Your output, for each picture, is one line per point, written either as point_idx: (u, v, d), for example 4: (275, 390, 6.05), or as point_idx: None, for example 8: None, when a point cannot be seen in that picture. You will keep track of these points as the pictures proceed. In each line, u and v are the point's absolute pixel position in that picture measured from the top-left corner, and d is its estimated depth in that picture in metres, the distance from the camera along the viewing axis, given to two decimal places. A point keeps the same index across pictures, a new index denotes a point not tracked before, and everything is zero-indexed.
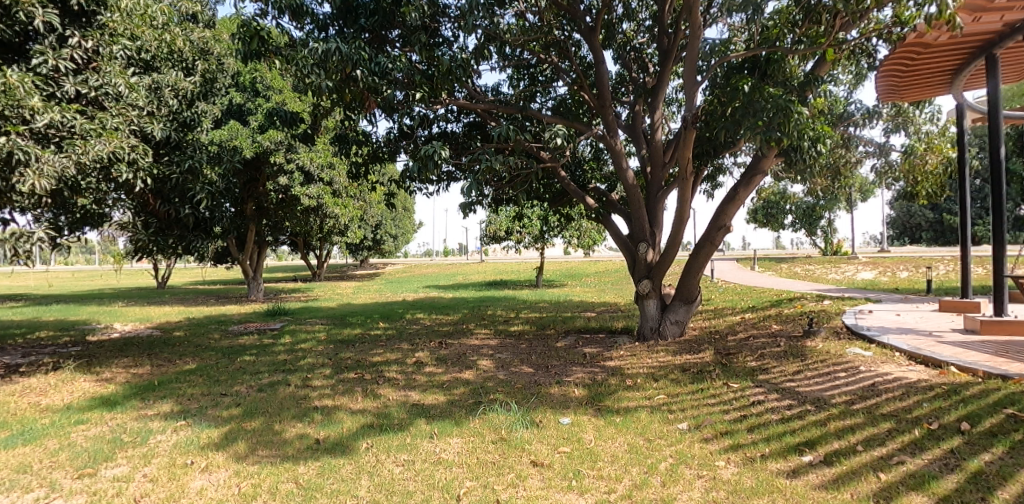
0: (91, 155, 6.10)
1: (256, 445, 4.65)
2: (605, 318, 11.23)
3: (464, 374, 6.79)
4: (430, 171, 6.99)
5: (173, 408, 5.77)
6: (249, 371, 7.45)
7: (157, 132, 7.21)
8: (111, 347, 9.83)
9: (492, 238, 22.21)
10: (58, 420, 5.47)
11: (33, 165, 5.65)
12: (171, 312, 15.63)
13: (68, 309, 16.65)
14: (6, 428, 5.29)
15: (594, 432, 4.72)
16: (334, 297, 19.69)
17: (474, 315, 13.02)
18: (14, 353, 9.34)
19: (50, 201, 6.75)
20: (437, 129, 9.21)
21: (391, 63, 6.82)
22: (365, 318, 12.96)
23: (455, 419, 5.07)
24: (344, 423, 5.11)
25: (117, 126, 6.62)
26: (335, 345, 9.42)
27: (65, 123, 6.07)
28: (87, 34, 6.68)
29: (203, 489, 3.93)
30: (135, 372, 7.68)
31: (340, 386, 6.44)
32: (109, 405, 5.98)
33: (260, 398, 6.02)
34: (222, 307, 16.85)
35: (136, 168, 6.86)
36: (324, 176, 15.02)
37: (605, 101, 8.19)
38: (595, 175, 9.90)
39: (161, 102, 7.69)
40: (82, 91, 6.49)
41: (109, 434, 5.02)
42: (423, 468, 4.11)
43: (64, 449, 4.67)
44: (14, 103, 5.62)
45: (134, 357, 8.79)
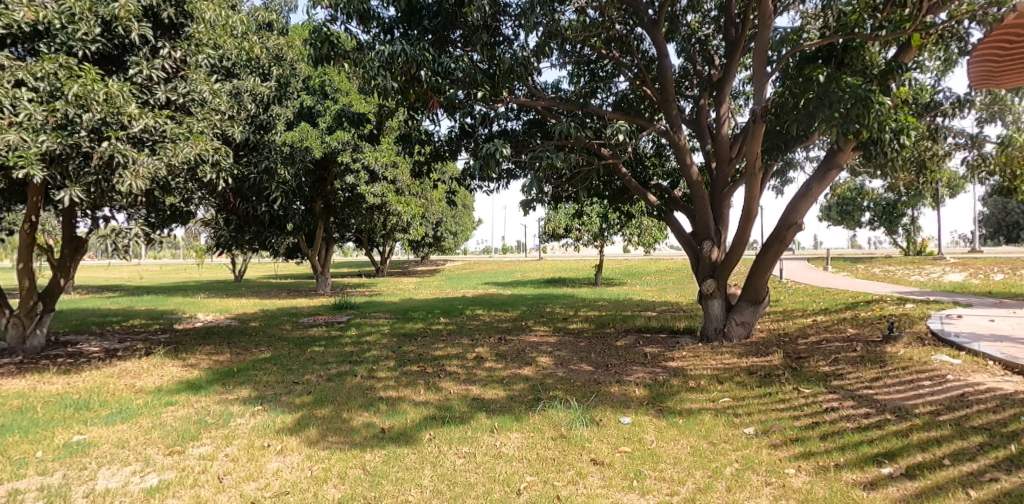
0: (179, 158, 6.54)
1: (327, 431, 4.87)
2: (667, 317, 10.98)
3: (524, 370, 6.84)
4: (491, 168, 7.07)
5: (251, 394, 6.12)
6: (319, 361, 7.80)
7: (237, 134, 7.62)
8: (195, 336, 10.54)
9: (550, 235, 22.18)
10: (150, 401, 5.90)
11: (131, 167, 6.10)
12: (247, 304, 16.57)
13: (157, 299, 17.95)
14: (106, 407, 5.77)
15: (656, 433, 4.64)
16: (397, 292, 20.31)
17: (532, 312, 13.09)
18: (112, 339, 10.20)
19: (144, 200, 7.26)
20: (498, 128, 9.27)
21: (454, 63, 6.95)
22: (427, 313, 13.29)
23: (515, 415, 5.11)
24: (408, 413, 5.25)
25: (203, 130, 7.08)
26: (399, 338, 9.72)
27: (158, 128, 6.54)
28: (176, 46, 7.25)
29: (279, 470, 4.15)
30: (217, 359, 8.20)
31: (403, 378, 6.63)
32: (194, 388, 6.41)
33: (329, 387, 6.28)
34: (293, 300, 17.66)
35: (219, 169, 7.29)
36: (388, 174, 15.47)
37: (669, 95, 7.97)
38: (658, 172, 9.72)
39: (241, 106, 8.09)
40: (172, 98, 7.01)
41: (195, 416, 5.39)
42: (484, 461, 4.17)
43: (156, 428, 5.05)
44: (115, 110, 6.10)
45: (216, 345, 9.38)
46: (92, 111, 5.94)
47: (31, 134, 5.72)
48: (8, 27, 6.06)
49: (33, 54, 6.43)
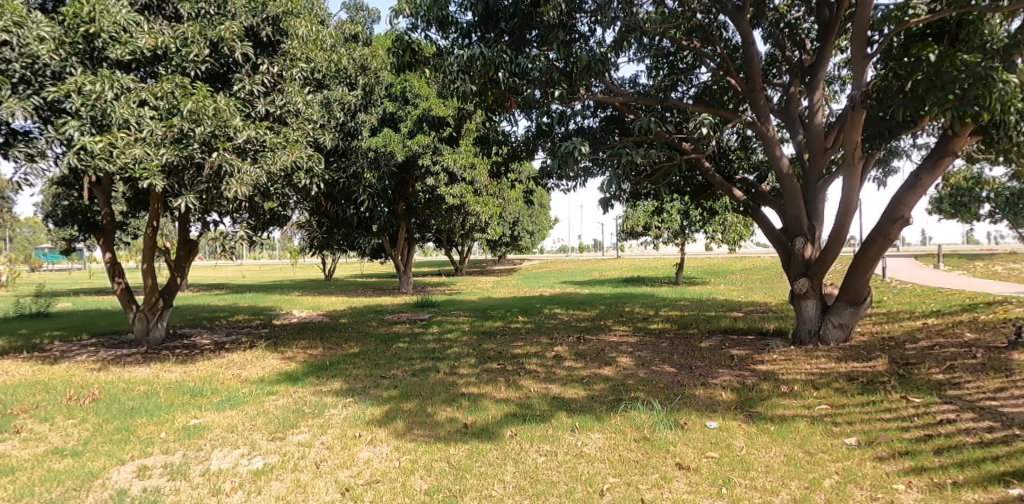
0: (278, 166, 6.99)
1: (413, 424, 5.04)
2: (754, 318, 10.48)
3: (604, 370, 6.75)
4: (570, 167, 7.03)
5: (342, 386, 6.45)
6: (404, 357, 8.09)
7: (327, 142, 8.06)
8: (291, 330, 11.26)
9: (629, 233, 21.75)
10: (253, 390, 6.37)
11: (236, 176, 6.61)
12: (337, 301, 17.48)
13: (258, 297, 19.33)
14: (217, 394, 6.28)
15: (745, 439, 4.44)
16: (476, 291, 20.70)
17: (611, 311, 12.92)
18: (220, 332, 11.10)
19: (247, 206, 7.84)
20: (575, 126, 9.22)
21: (531, 62, 6.96)
22: (506, 311, 13.45)
23: (596, 415, 5.06)
24: (489, 410, 5.33)
25: (298, 139, 7.54)
26: (479, 336, 9.91)
27: (259, 138, 7.01)
28: (274, 62, 7.79)
29: (370, 459, 4.35)
30: (311, 353, 8.72)
31: (484, 375, 6.74)
32: (292, 380, 6.85)
33: (414, 382, 6.50)
34: (378, 298, 18.45)
35: (312, 175, 7.74)
36: (466, 175, 15.77)
37: (756, 84, 7.60)
38: (743, 165, 9.29)
39: (331, 115, 8.55)
40: (270, 110, 7.52)
41: (293, 405, 5.75)
42: (566, 460, 4.16)
43: (260, 415, 5.44)
44: (222, 123, 6.61)
45: (310, 340, 9.97)
46: (203, 125, 6.47)
47: (152, 148, 6.32)
48: (133, 53, 6.74)
49: (153, 76, 7.11)
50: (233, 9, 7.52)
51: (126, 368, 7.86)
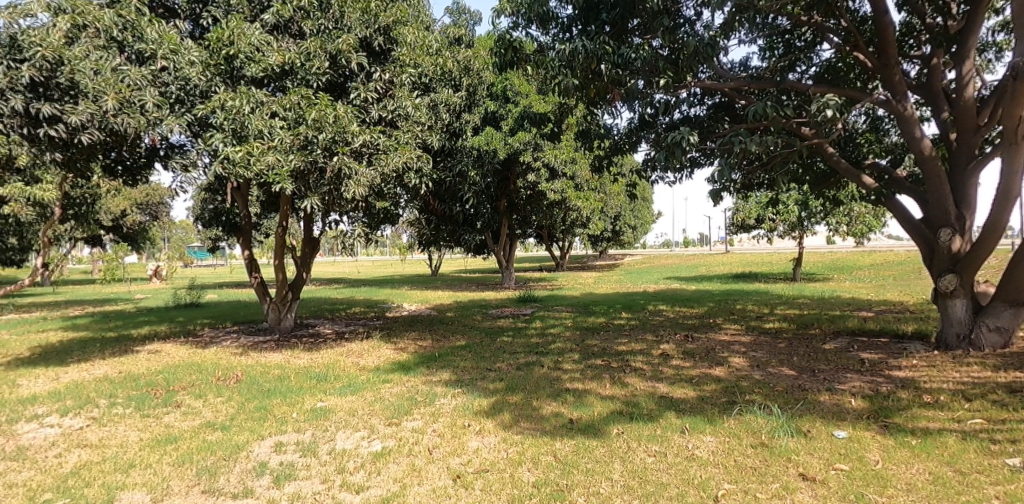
0: (391, 167, 7.39)
1: (519, 417, 5.13)
2: (888, 318, 9.51)
3: (715, 370, 6.45)
4: (676, 159, 6.76)
5: (451, 377, 6.69)
6: (509, 351, 8.24)
7: (435, 142, 8.36)
8: (402, 323, 11.86)
9: (739, 227, 20.58)
10: (371, 378, 6.79)
11: (354, 178, 7.09)
12: (443, 296, 18.17)
13: (372, 290, 20.59)
14: (339, 380, 6.77)
15: (880, 452, 4.04)
16: (578, 286, 20.62)
17: (721, 309, 12.32)
18: (340, 323, 11.95)
19: (363, 206, 8.36)
20: (680, 115, 8.85)
21: (635, 52, 6.76)
22: (609, 307, 13.27)
23: (708, 417, 4.85)
24: (595, 406, 5.28)
25: (408, 141, 7.89)
26: (582, 332, 9.87)
27: (374, 142, 7.45)
28: (385, 69, 8.25)
29: (479, 449, 4.48)
30: (421, 344, 9.14)
31: (588, 371, 6.69)
32: (405, 369, 7.20)
33: (519, 376, 6.60)
34: (482, 293, 18.94)
35: (422, 175, 8.07)
36: (567, 171, 15.71)
37: (890, 59, 6.87)
38: (874, 149, 8.45)
39: (437, 117, 8.79)
40: (383, 115, 7.97)
41: (407, 393, 6.05)
42: (676, 462, 4.02)
43: (377, 401, 5.79)
44: (341, 129, 7.11)
45: (420, 332, 10.45)
46: (325, 132, 7.00)
47: (282, 154, 6.92)
48: (265, 70, 7.43)
49: (281, 90, 7.79)
50: (349, 22, 8.04)
51: (262, 354, 8.69)
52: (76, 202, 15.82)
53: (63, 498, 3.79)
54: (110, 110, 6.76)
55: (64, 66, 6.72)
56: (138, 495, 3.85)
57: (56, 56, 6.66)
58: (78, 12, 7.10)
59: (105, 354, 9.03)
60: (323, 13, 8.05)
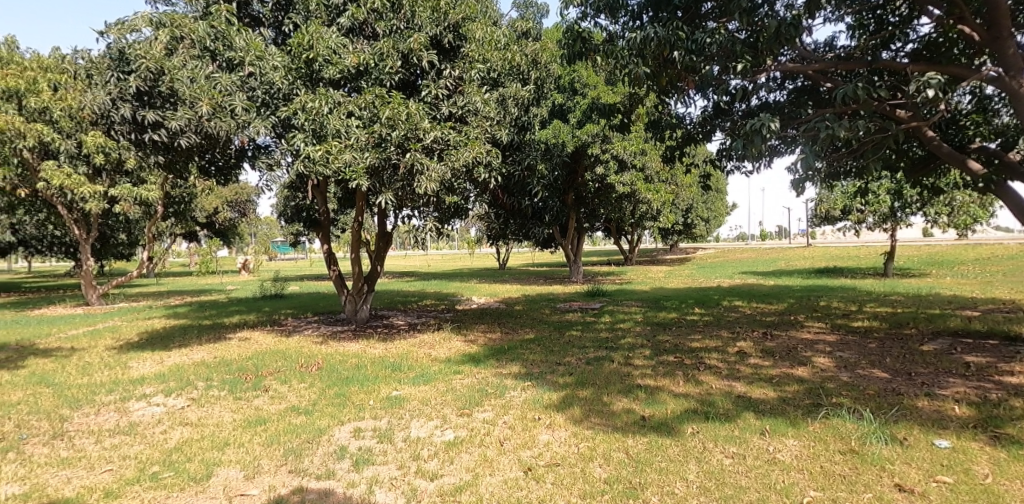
0: (461, 162, 7.49)
1: (589, 412, 5.09)
2: (996, 318, 8.69)
3: (797, 370, 6.13)
4: (755, 147, 6.44)
5: (521, 370, 6.73)
6: (578, 345, 8.19)
7: (504, 137, 8.38)
8: (472, 315, 12.06)
9: (823, 219, 19.43)
10: (442, 369, 6.95)
11: (426, 173, 7.25)
12: (511, 289, 18.30)
13: (442, 283, 21.06)
14: (412, 370, 6.97)
15: (989, 465, 3.71)
16: (648, 280, 20.17)
17: (803, 305, 11.69)
18: (412, 315, 12.30)
19: (434, 201, 8.53)
20: (759, 102, 8.43)
21: (710, 37, 6.48)
22: (681, 302, 12.90)
23: (790, 419, 4.61)
24: (668, 404, 5.15)
25: (477, 136, 7.96)
26: (653, 327, 9.66)
27: (444, 138, 7.58)
28: (455, 65, 8.38)
29: (550, 443, 4.48)
30: (490, 337, 9.25)
31: (660, 367, 6.53)
32: (474, 361, 7.32)
33: (589, 371, 6.54)
34: (550, 287, 18.92)
35: (491, 169, 8.12)
36: (637, 162, 15.37)
37: (1001, 30, 6.23)
38: (981, 131, 7.71)
39: (506, 112, 8.74)
40: (453, 111, 8.10)
41: (477, 385, 6.15)
42: (756, 465, 3.86)
43: (449, 392, 5.91)
44: (413, 126, 7.29)
45: (489, 325, 10.58)
46: (398, 130, 7.20)
47: (358, 152, 7.18)
48: (341, 71, 7.73)
49: (356, 90, 8.08)
50: (420, 21, 8.21)
51: (340, 343, 9.10)
52: (176, 200, 17.13)
53: (169, 471, 4.12)
54: (204, 115, 7.34)
55: (165, 76, 7.33)
56: (232, 471, 4.12)
57: (158, 66, 7.28)
58: (176, 26, 7.72)
59: (202, 340, 9.76)
60: (395, 13, 8.26)
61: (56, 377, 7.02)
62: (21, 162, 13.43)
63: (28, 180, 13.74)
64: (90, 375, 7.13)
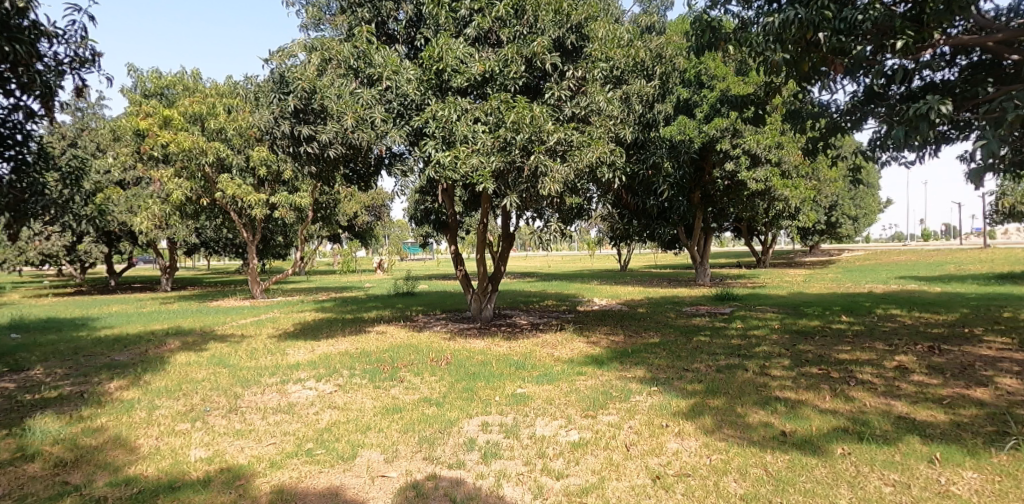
0: (584, 162, 7.43)
1: (722, 422, 4.82)
2: None
3: (973, 392, 5.33)
4: (920, 134, 5.68)
5: (646, 375, 6.54)
6: (707, 351, 7.79)
7: (628, 135, 8.17)
8: (595, 317, 11.95)
9: (1006, 216, 16.72)
10: (566, 369, 6.96)
11: (549, 174, 7.28)
12: (634, 291, 17.87)
13: (563, 284, 21.12)
14: (536, 369, 7.07)
15: None
16: (786, 284, 18.65)
17: (979, 316, 10.15)
18: (535, 315, 12.47)
19: (557, 202, 8.56)
20: (921, 83, 7.46)
21: (861, 14, 5.83)
22: (825, 309, 11.79)
23: (966, 447, 4.03)
24: (813, 420, 4.73)
25: (601, 136, 7.85)
26: (792, 335, 8.92)
27: (568, 139, 7.57)
28: (578, 66, 8.37)
29: (679, 452, 4.31)
30: (613, 339, 9.10)
31: (802, 380, 6.02)
32: (598, 363, 7.24)
33: (720, 379, 6.20)
34: (675, 289, 18.21)
35: (615, 168, 7.94)
36: (773, 157, 14.29)
37: None
38: None
39: (630, 109, 8.55)
40: (576, 112, 8.08)
41: (602, 387, 6.08)
42: (924, 497, 3.42)
43: (573, 392, 5.91)
44: (537, 129, 7.37)
45: (612, 327, 10.41)
46: (522, 133, 7.31)
47: (484, 156, 7.41)
48: (468, 79, 8.02)
49: (482, 97, 8.35)
50: (543, 25, 8.29)
51: (467, 339, 9.47)
52: (324, 206, 18.89)
53: (321, 449, 4.55)
54: (349, 127, 8.00)
55: (316, 94, 8.11)
56: (374, 454, 4.45)
57: (310, 86, 8.07)
58: (325, 49, 8.51)
59: (345, 332, 10.66)
60: (519, 19, 8.41)
61: (229, 360, 8.04)
62: (203, 176, 15.57)
63: (208, 189, 15.89)
64: (256, 359, 8.08)
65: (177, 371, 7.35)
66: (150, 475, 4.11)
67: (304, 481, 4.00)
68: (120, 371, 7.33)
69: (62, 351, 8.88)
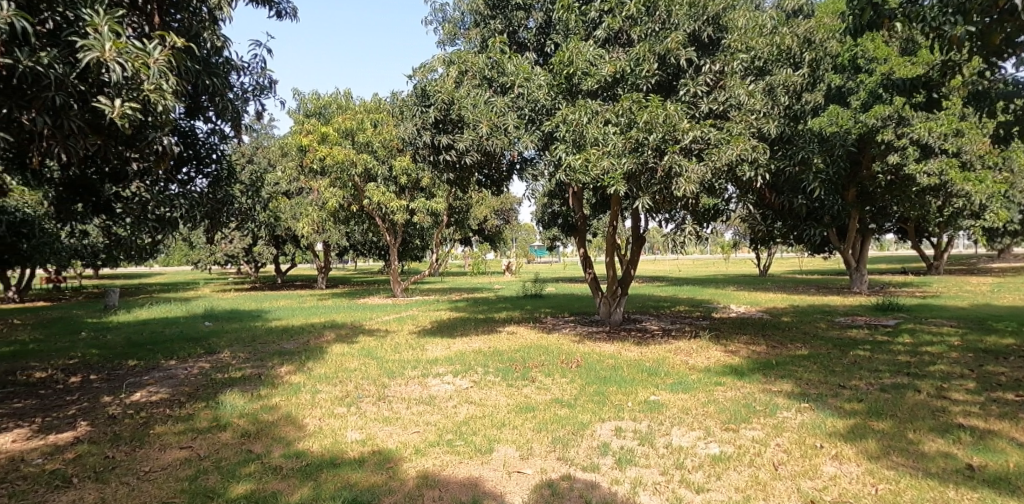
0: (723, 161, 6.97)
1: (889, 448, 4.30)
2: None
3: None
4: None
5: (795, 389, 6.02)
6: (867, 367, 6.99)
7: (773, 130, 7.54)
8: (732, 325, 11.26)
9: None
10: (703, 378, 6.63)
11: (684, 175, 6.95)
12: (777, 298, 16.56)
13: (695, 290, 20.15)
14: (670, 376, 6.82)
15: None
16: (966, 294, 16.18)
17: None
18: (666, 320, 12.04)
19: (693, 203, 8.15)
20: None
21: None
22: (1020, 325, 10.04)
23: None
24: (1009, 455, 4.05)
25: (742, 132, 7.30)
26: (977, 354, 7.71)
27: (704, 137, 7.17)
28: (715, 59, 7.93)
29: (838, 476, 3.92)
30: (754, 349, 8.50)
31: (992, 406, 5.17)
32: (738, 374, 6.80)
33: (885, 399, 5.53)
34: (825, 297, 16.58)
35: (758, 166, 7.36)
36: (949, 147, 12.48)
37: None
38: None
39: (775, 102, 7.82)
40: (713, 108, 7.66)
41: (744, 400, 5.70)
42: None
43: (711, 403, 5.61)
44: (671, 128, 7.08)
45: (752, 336, 9.72)
46: (655, 133, 7.07)
47: (616, 158, 7.31)
48: (599, 81, 7.96)
49: (613, 98, 8.24)
50: (676, 19, 7.97)
51: (597, 343, 9.38)
52: (457, 210, 19.79)
53: (460, 440, 4.76)
54: (484, 135, 8.37)
55: (454, 105, 8.57)
56: (510, 450, 4.56)
57: (449, 98, 8.54)
58: (462, 62, 8.93)
59: (478, 331, 11.07)
60: (651, 16, 8.17)
61: (377, 352, 8.72)
62: (353, 185, 17.06)
63: (358, 197, 17.37)
64: (399, 353, 8.67)
65: (333, 360, 8.12)
66: (315, 451, 4.58)
67: (446, 469, 4.21)
68: (288, 358, 8.26)
69: (242, 338, 10.23)
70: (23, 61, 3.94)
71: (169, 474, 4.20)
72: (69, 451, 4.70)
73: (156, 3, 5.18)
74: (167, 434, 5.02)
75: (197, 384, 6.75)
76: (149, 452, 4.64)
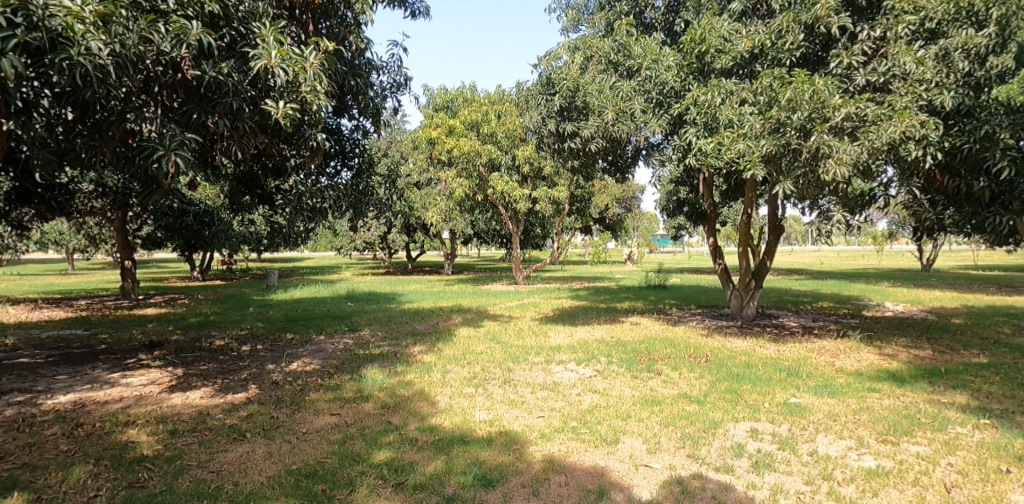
0: (883, 139, 6.07)
1: None
2: None
3: None
4: None
5: (971, 403, 5.25)
6: None
7: (948, 101, 6.44)
8: (888, 325, 10.05)
9: None
10: (853, 383, 5.98)
11: (834, 156, 6.16)
12: (945, 297, 14.46)
13: (842, 284, 18.19)
14: (814, 378, 6.24)
15: None
16: None
17: None
18: (807, 317, 11.07)
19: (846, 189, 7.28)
20: None
21: None
22: None
23: None
24: None
25: (907, 106, 6.38)
26: None
27: (860, 113, 6.33)
28: (875, 24, 7.11)
29: None
30: (917, 353, 7.53)
31: None
32: (897, 380, 6.06)
33: None
34: (1009, 298, 14.18)
35: (926, 144, 6.39)
36: None
37: None
38: None
39: (949, 70, 6.63)
40: (871, 80, 6.93)
41: (904, 410, 5.06)
42: None
43: (864, 411, 5.05)
44: (820, 105, 6.32)
45: (913, 339, 8.61)
46: (800, 111, 6.35)
47: (753, 140, 6.81)
48: (735, 58, 7.41)
49: (750, 76, 7.63)
50: None
51: (727, 338, 8.87)
52: (580, 199, 19.60)
53: (585, 429, 4.75)
54: (609, 121, 8.22)
55: (579, 91, 8.51)
56: (637, 442, 4.46)
57: (574, 84, 8.52)
58: (587, 47, 8.81)
59: (601, 321, 10.96)
60: None
61: (500, 337, 8.95)
62: (478, 175, 17.48)
63: (481, 187, 17.78)
64: (522, 339, 8.83)
65: (461, 343, 8.46)
66: (447, 427, 4.81)
67: (572, 456, 4.22)
68: (419, 338, 8.75)
69: (380, 319, 11.02)
70: (209, 71, 4.53)
71: (321, 436, 4.65)
72: (242, 409, 5.37)
73: (310, 12, 5.68)
74: (320, 401, 5.55)
75: (343, 358, 7.39)
76: (306, 416, 5.15)
